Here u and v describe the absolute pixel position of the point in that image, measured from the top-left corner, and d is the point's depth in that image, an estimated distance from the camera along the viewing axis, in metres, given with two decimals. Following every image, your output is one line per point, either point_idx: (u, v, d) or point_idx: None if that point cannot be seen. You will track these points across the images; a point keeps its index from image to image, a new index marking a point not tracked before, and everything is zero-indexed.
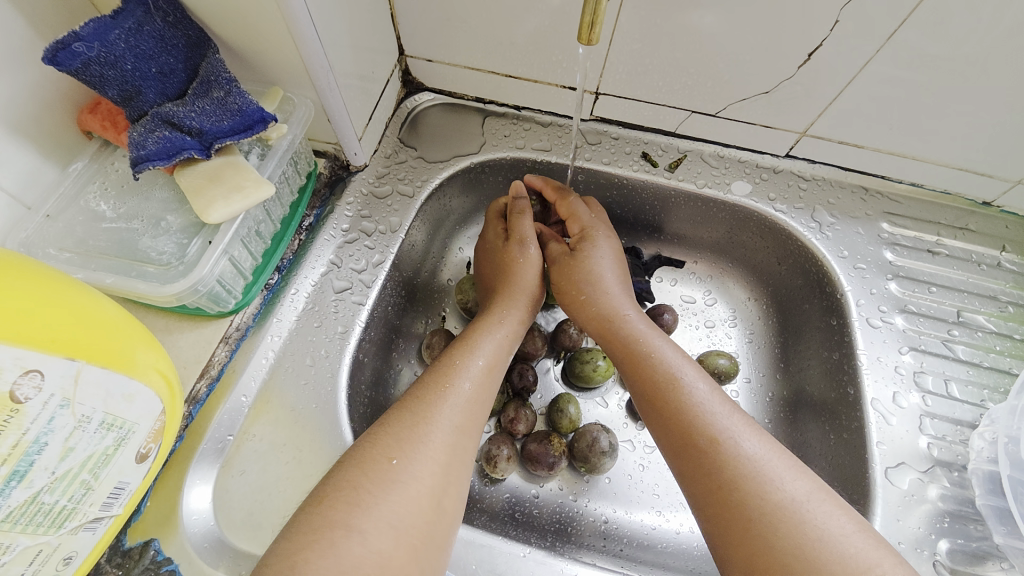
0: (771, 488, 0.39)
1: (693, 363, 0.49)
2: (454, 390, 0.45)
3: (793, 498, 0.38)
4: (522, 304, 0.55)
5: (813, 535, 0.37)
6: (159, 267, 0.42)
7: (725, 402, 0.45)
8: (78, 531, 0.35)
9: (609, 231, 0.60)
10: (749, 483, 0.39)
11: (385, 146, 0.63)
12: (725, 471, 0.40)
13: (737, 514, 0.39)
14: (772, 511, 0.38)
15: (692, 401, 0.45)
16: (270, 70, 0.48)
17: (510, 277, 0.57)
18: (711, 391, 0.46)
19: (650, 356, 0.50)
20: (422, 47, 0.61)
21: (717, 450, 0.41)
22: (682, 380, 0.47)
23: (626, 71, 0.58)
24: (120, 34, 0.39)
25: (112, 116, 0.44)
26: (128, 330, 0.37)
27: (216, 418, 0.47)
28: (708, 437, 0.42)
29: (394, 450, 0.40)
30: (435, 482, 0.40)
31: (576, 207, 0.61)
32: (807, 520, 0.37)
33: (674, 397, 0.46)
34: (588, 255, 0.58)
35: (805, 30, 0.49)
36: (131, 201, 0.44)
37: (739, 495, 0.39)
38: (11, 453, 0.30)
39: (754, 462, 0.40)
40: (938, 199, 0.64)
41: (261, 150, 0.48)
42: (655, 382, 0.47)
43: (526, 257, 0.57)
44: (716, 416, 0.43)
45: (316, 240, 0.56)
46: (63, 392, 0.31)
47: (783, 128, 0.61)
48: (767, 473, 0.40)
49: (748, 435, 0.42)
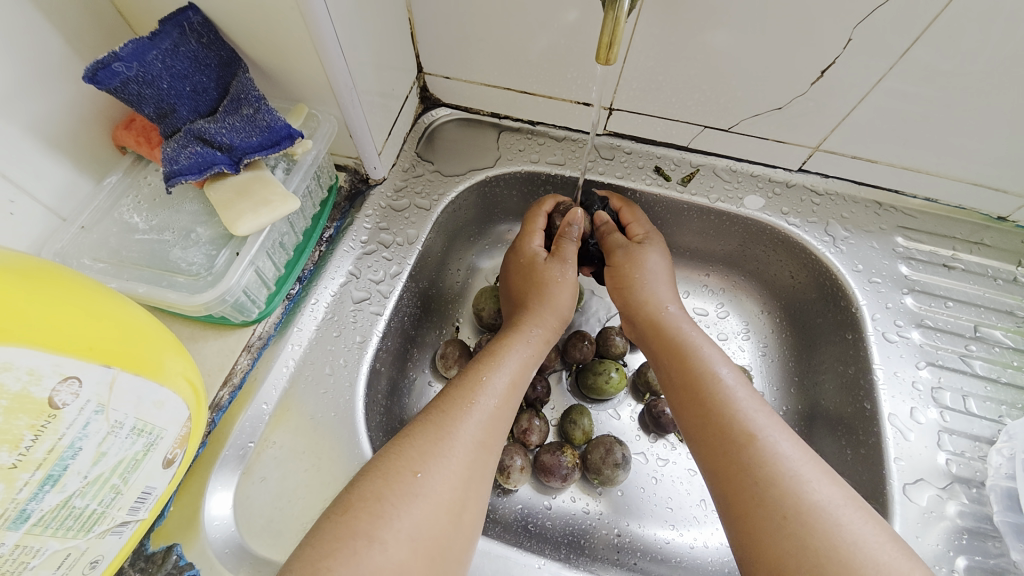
0: (807, 489, 0.39)
1: (726, 360, 0.49)
2: (477, 404, 0.45)
3: (827, 501, 0.38)
4: (554, 308, 0.56)
5: (847, 538, 0.36)
6: (189, 277, 0.43)
7: (762, 404, 0.45)
8: (106, 535, 0.36)
9: (664, 243, 0.61)
10: (783, 482, 0.39)
11: (403, 160, 0.65)
12: (761, 469, 0.40)
13: (772, 510, 0.39)
14: (807, 511, 0.38)
15: (732, 398, 0.45)
16: (296, 87, 0.50)
17: (545, 291, 0.57)
18: (748, 393, 0.46)
19: (687, 357, 0.50)
20: (440, 64, 0.63)
21: (754, 448, 0.41)
22: (720, 377, 0.47)
23: (640, 87, 0.59)
24: (157, 54, 0.40)
25: (147, 132, 0.46)
26: (158, 337, 0.38)
27: (238, 425, 0.48)
28: (746, 434, 0.42)
29: (418, 464, 0.40)
30: (456, 495, 0.40)
31: (641, 217, 0.63)
32: (841, 523, 0.37)
33: (710, 394, 0.46)
34: (645, 249, 0.59)
35: (817, 47, 0.50)
36: (163, 213, 0.46)
37: (775, 492, 0.39)
38: (46, 458, 0.31)
39: (791, 462, 0.40)
40: (952, 213, 0.64)
41: (287, 165, 0.50)
42: (695, 377, 0.48)
43: (565, 278, 0.58)
44: (753, 416, 0.44)
45: (336, 251, 0.57)
46: (98, 398, 0.32)
47: (796, 144, 0.62)
48: (801, 475, 0.40)
49: (783, 435, 0.42)
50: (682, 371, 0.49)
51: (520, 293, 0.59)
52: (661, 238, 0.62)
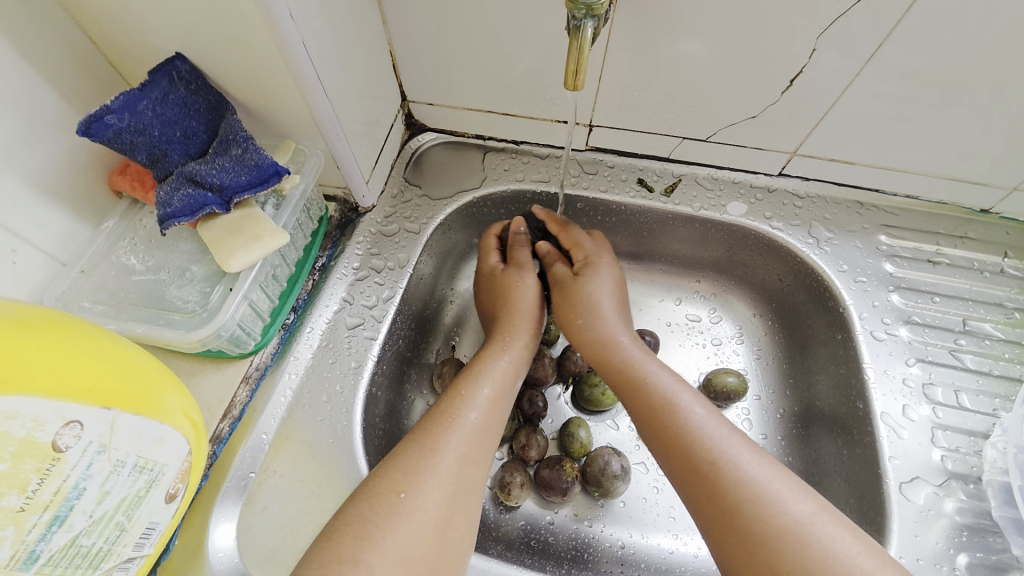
0: (774, 511, 0.39)
1: (694, 395, 0.49)
2: (461, 419, 0.47)
3: (797, 519, 0.39)
4: (526, 329, 0.58)
5: (817, 557, 0.37)
6: (185, 315, 0.45)
7: (724, 425, 0.45)
8: (112, 572, 0.37)
9: (611, 259, 0.63)
10: (748, 506, 0.40)
11: (392, 186, 0.66)
12: (727, 495, 0.41)
13: (742, 535, 0.39)
14: (774, 534, 0.38)
15: (691, 425, 0.45)
16: (283, 125, 0.52)
17: (510, 302, 0.60)
18: (708, 414, 0.46)
19: (641, 385, 0.50)
20: (423, 91, 0.65)
21: (717, 475, 0.42)
22: (677, 406, 0.47)
23: (618, 103, 0.61)
24: (148, 104, 0.42)
25: (141, 176, 0.48)
26: (157, 376, 0.39)
27: (238, 456, 0.49)
28: (708, 462, 0.43)
29: (402, 484, 0.41)
30: (441, 514, 0.41)
31: (580, 237, 0.64)
32: (811, 542, 0.37)
33: (669, 421, 0.47)
34: (586, 283, 0.60)
35: (787, 55, 0.52)
36: (159, 253, 0.48)
37: (743, 519, 0.40)
38: (53, 500, 0.32)
39: (755, 485, 0.41)
40: (935, 208, 0.65)
41: (276, 201, 0.51)
42: (652, 406, 0.48)
43: (524, 282, 0.61)
44: (712, 440, 0.44)
45: (329, 279, 0.58)
46: (100, 438, 0.34)
47: (774, 149, 0.63)
48: (768, 495, 0.40)
49: (748, 456, 0.43)
50: (636, 402, 0.50)
51: (494, 307, 0.61)
52: (608, 255, 0.63)
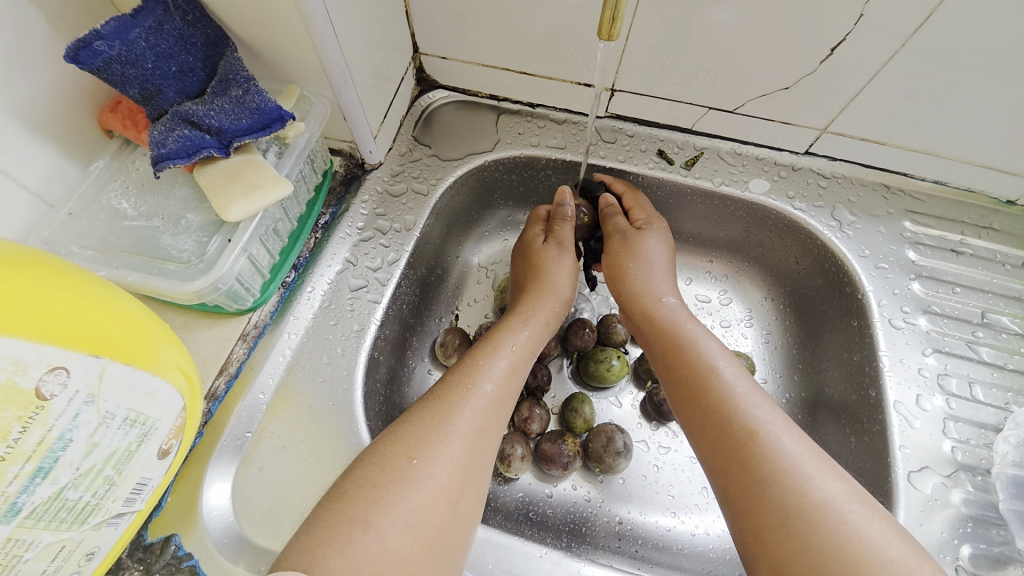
0: (810, 486, 0.38)
1: (725, 354, 0.48)
2: (477, 390, 0.45)
3: (833, 498, 0.38)
4: (549, 304, 0.56)
5: (854, 536, 0.36)
6: (179, 265, 0.42)
7: (763, 397, 0.44)
8: (101, 527, 0.35)
9: (663, 225, 0.61)
10: (786, 478, 0.39)
11: (400, 143, 0.63)
12: (763, 465, 0.40)
13: (779, 508, 0.38)
14: (811, 509, 0.37)
15: (727, 392, 0.44)
16: (287, 68, 0.48)
17: (536, 269, 0.58)
18: (749, 386, 0.45)
19: (683, 350, 0.49)
20: (436, 44, 0.61)
21: (754, 445, 0.41)
22: (719, 371, 0.46)
23: (643, 67, 0.57)
24: (140, 33, 0.39)
25: (133, 115, 0.45)
26: (150, 327, 0.37)
27: (235, 414, 0.47)
28: (745, 431, 0.42)
29: (414, 450, 0.40)
30: (454, 482, 0.40)
31: (643, 200, 0.63)
32: (847, 520, 0.37)
33: (709, 389, 0.45)
34: (647, 238, 0.59)
35: (828, 25, 0.48)
36: (152, 199, 0.45)
37: (780, 490, 0.39)
38: (36, 451, 0.30)
39: (793, 459, 0.40)
40: (962, 197, 0.63)
41: (279, 149, 0.48)
42: (694, 371, 0.47)
43: (561, 261, 0.59)
44: (753, 410, 0.43)
45: (332, 238, 0.56)
46: (88, 389, 0.32)
47: (803, 125, 0.60)
48: (804, 471, 0.39)
49: (785, 431, 0.42)
50: (676, 366, 0.49)
51: (523, 278, 0.60)
52: (660, 221, 0.62)
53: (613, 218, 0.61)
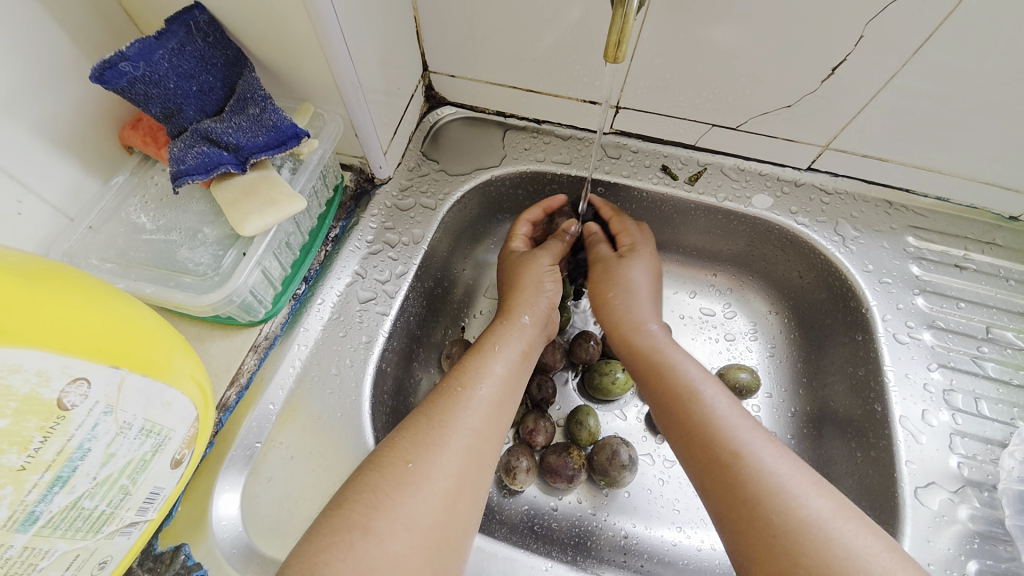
0: (796, 504, 0.38)
1: (709, 376, 0.49)
2: (471, 393, 0.46)
3: (818, 514, 0.38)
4: (539, 302, 0.57)
5: (840, 553, 0.36)
6: (196, 277, 0.43)
7: (744, 416, 0.45)
8: (114, 536, 0.36)
9: (654, 249, 0.62)
10: (771, 497, 0.39)
11: (408, 159, 0.64)
12: (748, 486, 0.40)
13: (763, 530, 0.38)
14: (796, 528, 0.37)
15: (714, 415, 0.45)
16: (302, 86, 0.49)
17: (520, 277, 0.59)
18: (732, 405, 0.46)
19: (668, 372, 0.50)
20: (446, 62, 0.62)
21: (739, 466, 0.41)
22: (702, 395, 0.47)
23: (647, 85, 0.58)
24: (164, 54, 0.40)
25: (153, 132, 0.46)
26: (166, 338, 0.38)
27: (245, 425, 0.48)
28: (730, 452, 0.42)
29: (410, 454, 0.40)
30: (448, 487, 0.40)
31: (629, 224, 0.63)
32: (833, 537, 0.37)
33: (692, 411, 0.46)
34: (628, 265, 0.59)
35: (828, 45, 0.49)
36: (170, 213, 0.46)
37: (763, 511, 0.39)
38: (55, 460, 0.30)
39: (778, 478, 0.40)
40: (964, 213, 0.63)
41: (293, 165, 0.49)
42: (679, 392, 0.48)
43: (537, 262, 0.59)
44: (736, 431, 0.43)
45: (342, 251, 0.57)
46: (107, 399, 0.32)
47: (805, 142, 0.61)
48: (790, 489, 0.39)
49: (768, 449, 0.42)
50: (663, 388, 0.49)
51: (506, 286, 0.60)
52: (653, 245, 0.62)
53: (597, 246, 0.63)
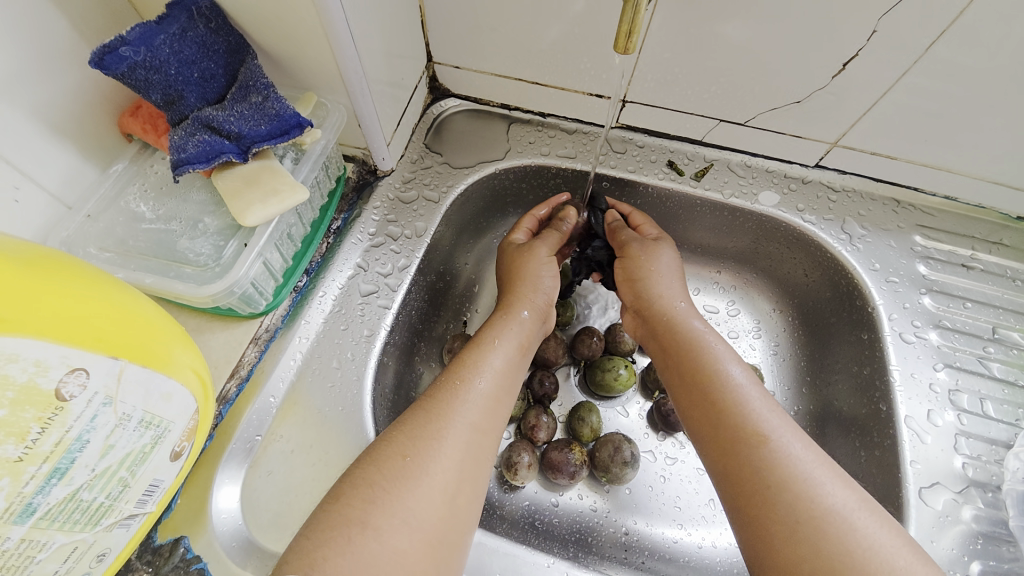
0: (821, 492, 0.38)
1: (737, 360, 0.49)
2: (469, 388, 0.45)
3: (843, 505, 0.38)
4: (534, 298, 0.56)
5: (863, 543, 0.36)
6: (197, 268, 0.43)
7: (773, 401, 0.45)
8: (113, 529, 0.36)
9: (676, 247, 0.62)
10: (796, 484, 0.39)
11: (411, 151, 0.64)
12: (773, 471, 0.40)
13: (785, 516, 0.38)
14: (822, 515, 0.37)
15: (744, 397, 0.44)
16: (305, 75, 0.49)
17: (518, 272, 0.58)
18: (762, 390, 0.46)
19: (699, 350, 0.49)
20: (450, 53, 0.61)
21: (765, 450, 0.41)
22: (731, 376, 0.46)
23: (654, 79, 0.57)
24: (165, 39, 0.39)
25: (153, 119, 0.45)
26: (166, 329, 0.37)
27: (245, 418, 0.47)
28: (758, 434, 0.42)
29: (408, 449, 0.40)
30: (447, 481, 0.40)
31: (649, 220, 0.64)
32: (856, 528, 0.36)
33: (718, 393, 0.45)
34: (659, 245, 0.59)
35: (839, 41, 0.49)
36: (170, 202, 0.45)
37: (787, 496, 0.38)
38: (54, 451, 0.30)
39: (803, 464, 0.40)
40: (972, 212, 0.63)
41: (295, 155, 0.49)
42: (706, 372, 0.47)
43: (535, 256, 0.58)
44: (764, 415, 0.43)
45: (344, 243, 0.56)
46: (106, 390, 0.32)
47: (814, 138, 0.60)
48: (816, 476, 0.39)
49: (794, 436, 0.42)
50: (688, 368, 0.49)
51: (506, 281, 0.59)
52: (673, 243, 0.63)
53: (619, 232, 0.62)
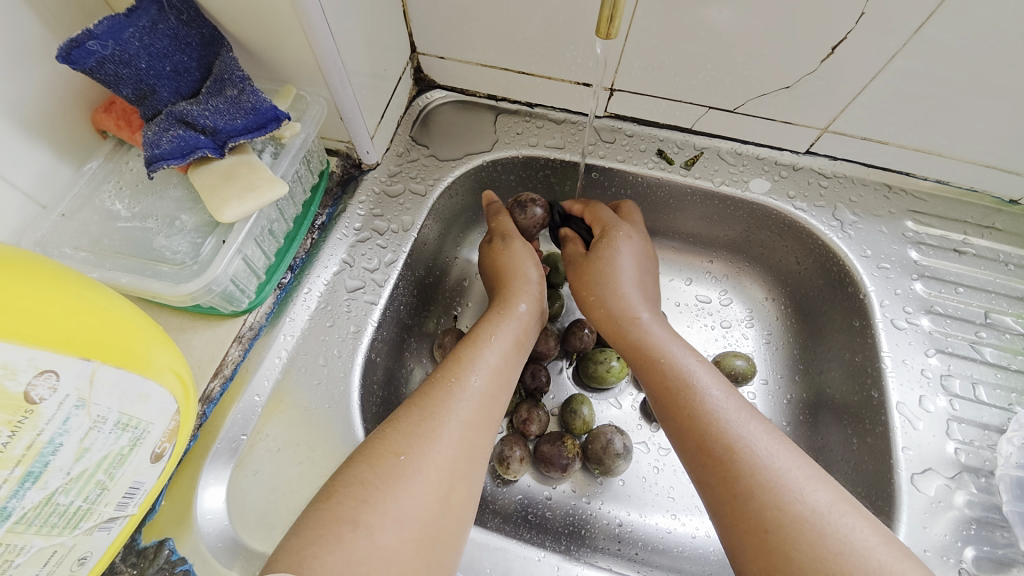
0: (790, 500, 0.38)
1: (705, 366, 0.48)
2: (462, 385, 0.45)
3: (814, 509, 0.37)
4: (524, 294, 0.55)
5: (834, 548, 0.35)
6: (174, 266, 0.42)
7: (740, 407, 0.44)
8: (93, 532, 0.35)
9: None
10: (764, 492, 0.38)
11: (397, 144, 0.63)
12: (741, 480, 0.39)
13: (755, 525, 0.38)
14: (790, 523, 0.37)
15: (707, 408, 0.44)
16: (283, 68, 0.48)
17: (510, 269, 0.57)
18: (727, 397, 0.45)
19: (660, 362, 0.49)
20: (434, 43, 0.60)
21: (733, 460, 0.40)
22: (695, 387, 0.46)
23: (641, 67, 0.56)
24: (134, 32, 0.38)
25: (127, 115, 0.44)
26: (143, 329, 0.36)
27: (230, 417, 0.47)
28: (723, 445, 0.41)
29: (402, 446, 0.39)
30: (441, 480, 0.39)
31: None
32: (828, 532, 0.36)
33: (686, 403, 0.45)
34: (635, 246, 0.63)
35: (828, 24, 0.48)
36: (146, 200, 0.44)
37: (756, 505, 0.38)
38: (26, 455, 0.29)
39: (773, 471, 0.39)
40: (964, 196, 0.62)
41: (275, 149, 0.48)
42: (671, 382, 0.47)
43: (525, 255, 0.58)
44: (730, 424, 0.42)
45: (329, 239, 0.55)
46: (79, 392, 0.31)
47: (804, 124, 0.59)
48: (785, 484, 0.38)
49: (765, 441, 0.41)
50: (654, 379, 0.48)
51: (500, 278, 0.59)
52: None
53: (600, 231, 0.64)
